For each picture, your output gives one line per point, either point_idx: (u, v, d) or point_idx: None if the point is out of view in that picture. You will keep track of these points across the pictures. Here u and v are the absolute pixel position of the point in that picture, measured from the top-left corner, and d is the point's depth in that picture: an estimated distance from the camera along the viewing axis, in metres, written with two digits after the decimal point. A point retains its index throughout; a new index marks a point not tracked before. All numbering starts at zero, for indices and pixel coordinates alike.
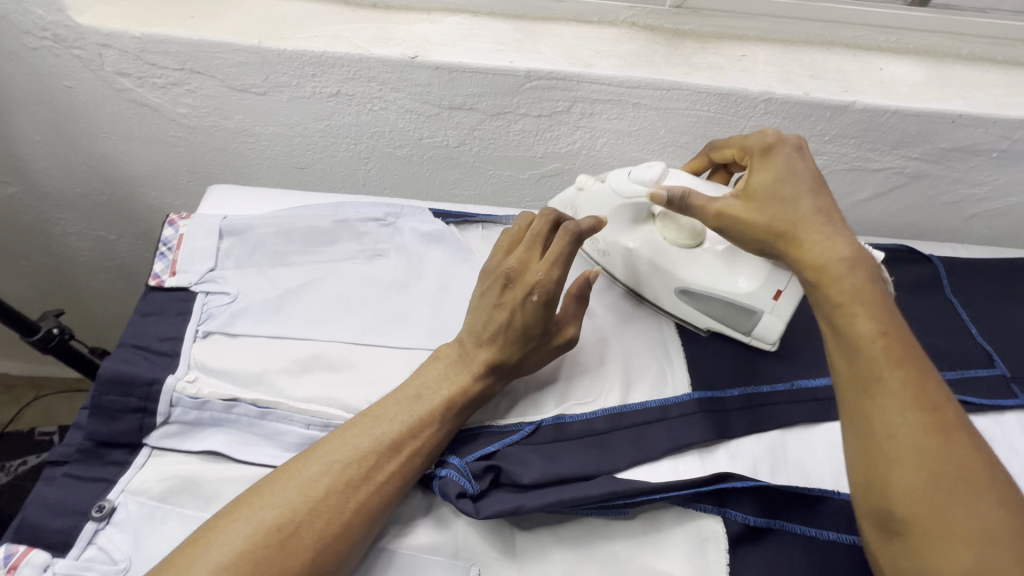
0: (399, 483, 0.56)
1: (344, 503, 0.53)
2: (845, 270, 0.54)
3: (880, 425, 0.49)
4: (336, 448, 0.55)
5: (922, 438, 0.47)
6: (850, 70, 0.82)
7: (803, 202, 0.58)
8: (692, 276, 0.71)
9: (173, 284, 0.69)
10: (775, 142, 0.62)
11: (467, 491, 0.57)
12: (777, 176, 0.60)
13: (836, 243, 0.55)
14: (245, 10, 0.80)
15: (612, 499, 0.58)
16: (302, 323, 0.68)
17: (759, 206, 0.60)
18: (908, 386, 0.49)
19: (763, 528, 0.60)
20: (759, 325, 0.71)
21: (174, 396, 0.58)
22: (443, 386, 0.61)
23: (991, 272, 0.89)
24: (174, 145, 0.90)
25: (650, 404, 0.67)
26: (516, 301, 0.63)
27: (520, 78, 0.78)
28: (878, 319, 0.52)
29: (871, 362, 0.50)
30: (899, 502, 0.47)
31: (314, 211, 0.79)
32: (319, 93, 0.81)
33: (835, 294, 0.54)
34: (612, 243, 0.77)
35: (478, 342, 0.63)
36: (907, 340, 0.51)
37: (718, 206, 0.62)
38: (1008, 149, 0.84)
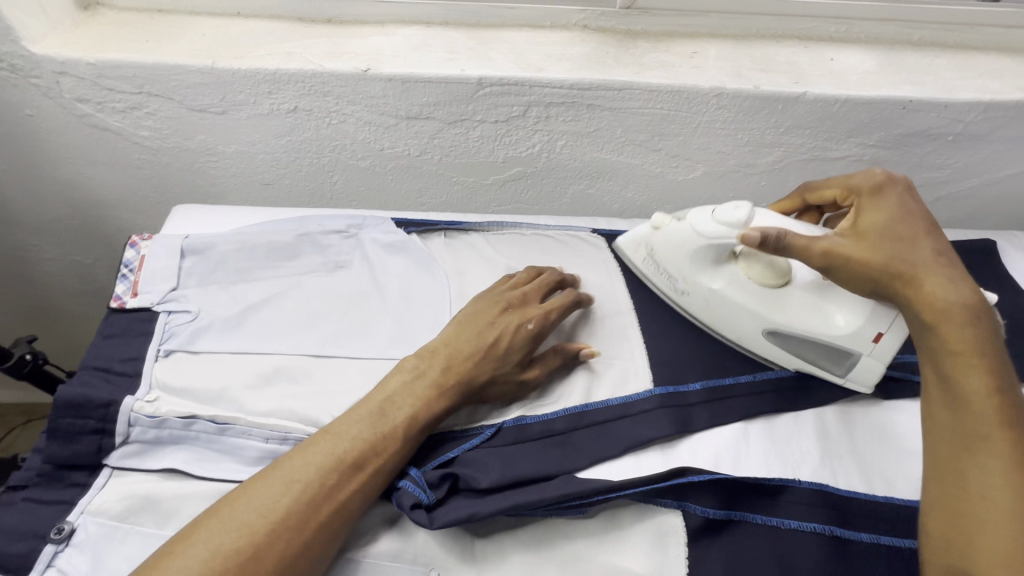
0: (360, 499, 0.55)
1: (304, 524, 0.52)
2: (967, 322, 0.52)
3: (976, 482, 0.48)
4: (295, 467, 0.54)
5: (1022, 503, 0.46)
6: (801, 62, 0.83)
7: (922, 246, 0.55)
8: (787, 317, 0.68)
9: (135, 304, 0.70)
10: (885, 182, 0.59)
11: (422, 500, 0.57)
12: (894, 216, 0.57)
13: (961, 290, 0.53)
14: (200, 32, 0.81)
15: (569, 500, 0.58)
16: (263, 338, 0.69)
17: (875, 245, 0.56)
18: (1012, 452, 0.48)
19: (723, 520, 0.60)
20: (856, 367, 0.68)
21: (132, 416, 0.59)
22: (409, 400, 0.61)
23: (957, 254, 0.89)
24: (139, 167, 0.92)
25: (611, 402, 0.67)
26: (510, 325, 0.68)
27: (473, 85, 0.79)
28: (994, 379, 0.50)
29: (979, 418, 0.50)
30: (983, 561, 0.46)
31: (276, 226, 0.80)
32: (276, 109, 0.82)
33: (953, 344, 0.52)
34: (692, 284, 0.74)
35: (454, 359, 0.64)
36: (1017, 404, 0.51)
37: (824, 245, 0.58)
38: (964, 132, 0.85)
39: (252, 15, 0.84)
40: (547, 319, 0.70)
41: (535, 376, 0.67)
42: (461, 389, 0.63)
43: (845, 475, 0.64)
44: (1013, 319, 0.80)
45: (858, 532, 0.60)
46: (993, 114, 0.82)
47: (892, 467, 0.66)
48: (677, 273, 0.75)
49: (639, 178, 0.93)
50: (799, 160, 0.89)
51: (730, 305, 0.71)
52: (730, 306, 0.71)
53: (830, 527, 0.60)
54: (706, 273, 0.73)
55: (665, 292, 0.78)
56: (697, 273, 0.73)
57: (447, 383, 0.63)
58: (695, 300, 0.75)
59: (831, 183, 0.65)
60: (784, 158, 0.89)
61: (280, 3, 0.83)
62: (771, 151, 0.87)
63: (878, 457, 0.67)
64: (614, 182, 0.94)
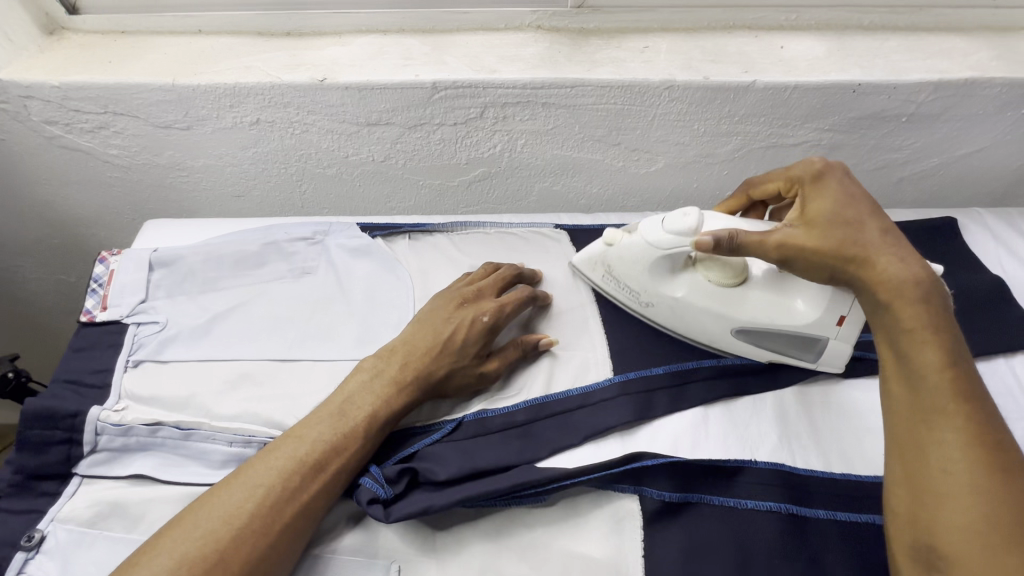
0: (324, 498, 0.57)
1: (270, 526, 0.53)
2: (917, 295, 0.51)
3: (936, 456, 0.47)
4: (257, 473, 0.56)
5: (981, 476, 0.45)
6: (751, 52, 0.85)
7: (870, 227, 0.54)
8: (749, 314, 0.69)
9: (104, 317, 0.72)
10: (825, 169, 0.59)
11: (381, 496, 0.59)
12: (842, 200, 0.56)
13: (912, 267, 0.52)
14: (163, 51, 0.83)
15: (521, 490, 0.60)
16: (230, 345, 0.71)
17: (825, 231, 0.55)
18: (969, 422, 0.47)
19: (680, 503, 0.60)
20: (825, 351, 0.69)
21: (99, 425, 0.61)
22: (367, 399, 0.62)
23: (919, 233, 0.90)
24: (112, 185, 0.94)
25: (572, 392, 0.68)
26: (466, 319, 0.69)
27: (428, 90, 0.80)
28: (946, 351, 0.49)
29: (935, 392, 0.48)
30: (948, 538, 0.44)
31: (243, 236, 0.82)
32: (240, 122, 0.85)
33: (905, 321, 0.51)
34: (655, 295, 0.73)
35: (410, 356, 0.66)
36: (971, 374, 0.49)
37: (777, 238, 0.57)
38: (917, 112, 0.86)
39: (213, 32, 0.87)
40: (502, 312, 0.71)
41: (493, 368, 0.68)
42: (420, 385, 0.65)
43: (803, 455, 0.65)
44: (975, 294, 0.81)
45: (816, 510, 0.61)
46: (943, 93, 0.83)
47: (849, 445, 0.67)
48: (637, 286, 0.74)
49: (602, 173, 0.94)
50: (757, 147, 0.90)
51: (694, 311, 0.71)
52: (695, 311, 0.72)
53: (787, 505, 0.61)
54: (665, 284, 0.72)
55: (627, 305, 0.77)
56: (655, 284, 0.72)
57: (404, 379, 0.65)
58: (660, 311, 0.74)
59: (773, 175, 0.66)
60: (743, 146, 0.90)
61: (240, 20, 0.86)
62: (729, 140, 0.88)
63: (836, 436, 0.68)
64: (578, 178, 0.95)
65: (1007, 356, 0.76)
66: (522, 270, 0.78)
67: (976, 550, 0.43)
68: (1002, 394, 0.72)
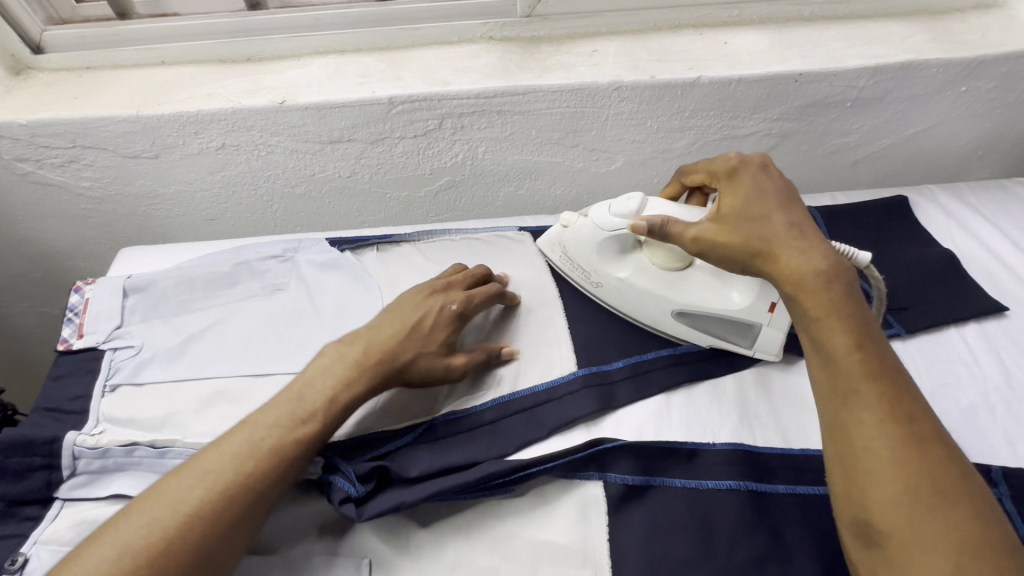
0: (275, 489, 0.56)
1: (217, 515, 0.52)
2: (821, 283, 0.54)
3: (857, 435, 0.49)
4: (208, 461, 0.55)
5: (900, 449, 0.47)
6: (696, 49, 0.88)
7: (775, 221, 0.59)
8: (688, 296, 0.72)
9: (81, 345, 0.74)
10: (738, 165, 0.64)
11: (352, 495, 0.61)
12: (748, 198, 0.61)
13: (814, 257, 0.56)
14: (127, 84, 0.86)
15: (489, 481, 0.62)
16: (203, 364, 0.73)
17: (734, 226, 0.60)
18: (883, 396, 0.50)
19: (644, 486, 0.63)
20: (759, 337, 0.72)
21: (76, 449, 0.63)
22: (329, 384, 0.62)
23: (873, 213, 0.93)
24: (87, 217, 0.96)
25: (538, 386, 0.71)
26: (435, 306, 0.70)
27: (385, 105, 0.83)
28: (855, 332, 0.52)
29: (848, 373, 0.51)
30: (877, 513, 0.47)
31: (214, 258, 0.84)
32: (205, 148, 0.87)
33: (813, 310, 0.54)
34: (603, 275, 0.77)
35: (376, 341, 0.66)
36: (882, 351, 0.52)
37: (694, 231, 0.63)
38: (860, 97, 0.89)
39: (176, 62, 0.89)
40: (471, 303, 0.73)
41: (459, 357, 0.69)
42: (385, 370, 0.64)
43: (762, 433, 0.68)
44: (926, 269, 0.84)
45: (775, 484, 0.63)
46: (882, 77, 0.86)
47: (805, 420, 0.69)
48: (589, 267, 0.78)
49: (563, 174, 0.97)
50: (711, 140, 0.93)
51: (638, 292, 0.75)
52: (638, 292, 0.75)
53: (747, 482, 0.63)
54: (615, 263, 0.76)
55: (581, 286, 0.81)
56: (604, 265, 0.77)
57: (368, 364, 0.64)
58: (608, 292, 0.78)
59: (699, 167, 0.71)
60: (697, 140, 0.93)
61: (201, 49, 0.88)
62: (682, 135, 0.91)
63: (794, 413, 0.70)
64: (541, 181, 0.98)
65: (959, 325, 0.79)
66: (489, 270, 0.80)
67: (904, 520, 0.45)
68: (954, 362, 0.75)
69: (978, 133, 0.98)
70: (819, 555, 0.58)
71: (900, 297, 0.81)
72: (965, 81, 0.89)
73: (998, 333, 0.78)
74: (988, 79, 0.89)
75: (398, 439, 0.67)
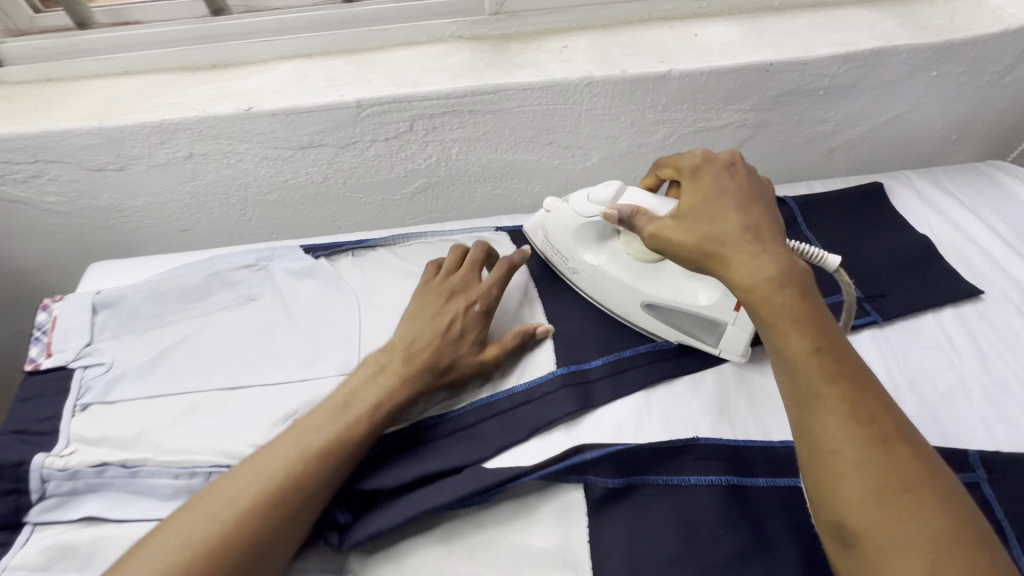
0: (320, 489, 0.57)
1: (273, 512, 0.54)
2: (774, 288, 0.53)
3: (823, 440, 0.49)
4: (263, 462, 0.57)
5: (865, 452, 0.47)
6: (667, 42, 0.87)
7: (729, 223, 0.57)
8: (656, 289, 0.72)
9: (49, 365, 0.72)
10: (702, 163, 0.63)
11: (337, 521, 0.61)
12: (704, 199, 0.60)
13: (765, 262, 0.54)
14: (88, 95, 0.84)
15: (468, 498, 0.60)
16: (176, 379, 0.71)
17: (690, 227, 0.59)
18: (844, 398, 0.49)
19: (625, 488, 0.62)
20: (724, 335, 0.71)
21: (44, 473, 0.62)
22: (371, 394, 0.63)
23: (849, 201, 0.93)
24: (56, 232, 0.95)
25: (517, 388, 0.70)
26: (460, 309, 0.71)
27: (354, 109, 0.82)
28: (812, 335, 0.51)
29: (809, 377, 0.50)
30: (849, 518, 0.46)
31: (186, 270, 0.82)
32: (173, 158, 0.85)
33: (769, 317, 0.53)
34: (579, 260, 0.78)
35: (410, 347, 0.68)
36: (841, 351, 0.52)
37: (652, 228, 0.62)
38: (832, 85, 0.89)
39: (139, 72, 0.88)
40: (492, 295, 0.73)
41: (491, 352, 0.70)
42: (426, 377, 0.66)
43: (743, 426, 0.67)
44: (902, 255, 0.84)
45: (755, 478, 0.63)
46: (853, 64, 0.86)
47: (785, 412, 0.69)
48: (567, 252, 0.79)
49: (540, 172, 0.96)
50: (685, 133, 0.93)
51: (610, 282, 0.75)
52: (612, 283, 0.75)
53: (727, 477, 0.63)
54: (591, 249, 0.77)
55: (561, 272, 0.82)
56: (581, 250, 0.77)
57: (408, 371, 0.66)
58: (583, 278, 0.78)
59: (670, 162, 0.69)
60: (671, 134, 0.92)
61: (164, 57, 0.87)
62: (656, 129, 0.91)
63: (774, 405, 0.70)
64: (518, 180, 0.97)
65: (936, 310, 0.79)
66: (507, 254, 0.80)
67: (877, 523, 0.45)
68: (932, 348, 0.75)
69: (950, 117, 0.98)
70: (801, 547, 0.58)
71: (877, 284, 0.81)
72: (936, 66, 0.89)
73: (975, 317, 0.78)
74: (959, 63, 0.89)
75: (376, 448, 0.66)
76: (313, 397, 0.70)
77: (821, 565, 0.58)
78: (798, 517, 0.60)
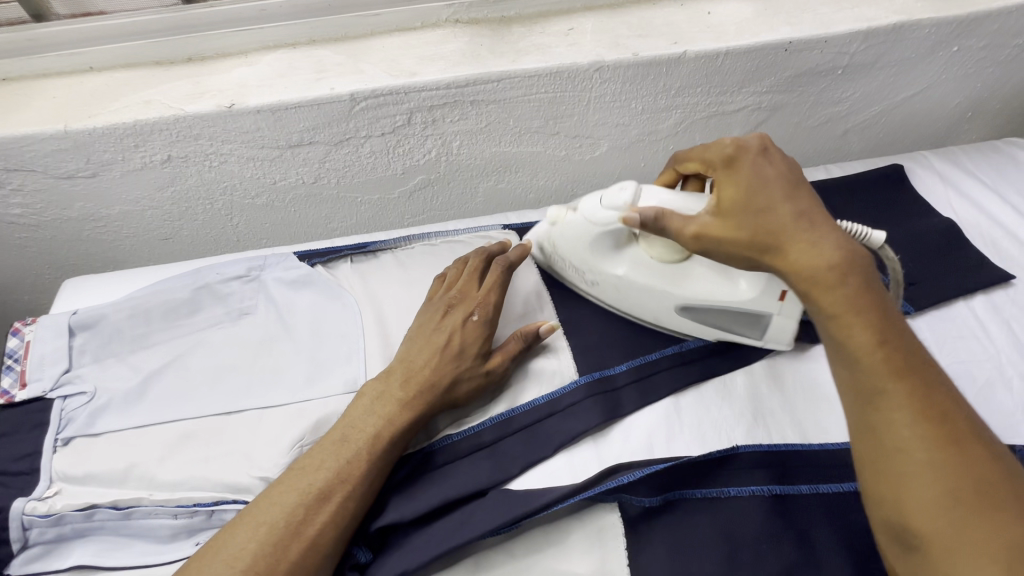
0: (333, 533, 0.54)
1: (275, 567, 0.50)
2: (837, 277, 0.48)
3: (888, 437, 0.45)
4: (262, 510, 0.53)
5: (935, 450, 0.43)
6: (678, 21, 0.82)
7: (782, 210, 0.52)
8: (693, 291, 0.66)
9: (25, 396, 0.65)
10: (735, 152, 0.56)
11: (358, 560, 0.57)
12: (748, 187, 0.53)
13: (827, 249, 0.49)
14: (50, 95, 0.76)
15: (497, 530, 0.56)
16: (166, 405, 0.65)
17: (737, 220, 0.53)
18: (911, 397, 0.45)
19: (661, 505, 0.58)
20: (769, 327, 0.67)
21: (26, 520, 0.57)
22: (369, 422, 0.59)
23: (868, 185, 0.89)
24: (25, 246, 0.88)
25: (539, 401, 0.65)
26: (457, 323, 0.66)
27: (347, 103, 0.75)
28: (876, 328, 0.47)
29: (871, 372, 0.46)
30: (918, 517, 0.43)
31: (172, 283, 0.76)
32: (149, 162, 0.78)
33: (828, 306, 0.48)
34: (598, 272, 0.71)
35: (411, 373, 0.62)
36: (908, 344, 0.47)
37: (694, 227, 0.56)
38: (851, 63, 0.84)
39: (106, 68, 0.80)
40: (490, 305, 0.67)
41: (498, 363, 0.65)
42: (427, 400, 0.61)
43: (779, 430, 0.64)
44: (929, 241, 0.81)
45: (798, 486, 0.59)
46: (874, 41, 0.82)
47: (820, 412, 0.66)
48: (581, 264, 0.72)
49: (546, 164, 0.91)
50: (699, 118, 0.88)
51: (638, 289, 0.69)
52: (639, 290, 0.69)
53: (770, 486, 0.59)
54: (609, 260, 0.70)
55: (576, 285, 0.75)
56: (599, 262, 0.70)
57: (408, 397, 0.61)
58: (606, 290, 0.72)
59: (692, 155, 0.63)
60: (684, 120, 0.87)
61: (134, 51, 0.79)
62: (668, 115, 0.86)
63: (810, 405, 0.66)
64: (523, 173, 0.91)
65: (966, 298, 0.76)
66: (502, 248, 0.74)
67: (948, 526, 0.42)
68: (966, 338, 0.72)
69: (969, 94, 0.94)
70: (850, 558, 0.55)
71: (906, 272, 0.78)
72: (957, 40, 0.85)
73: (1007, 303, 0.75)
74: (980, 36, 0.85)
75: (397, 471, 0.62)
76: (320, 420, 0.64)
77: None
78: (844, 525, 0.57)
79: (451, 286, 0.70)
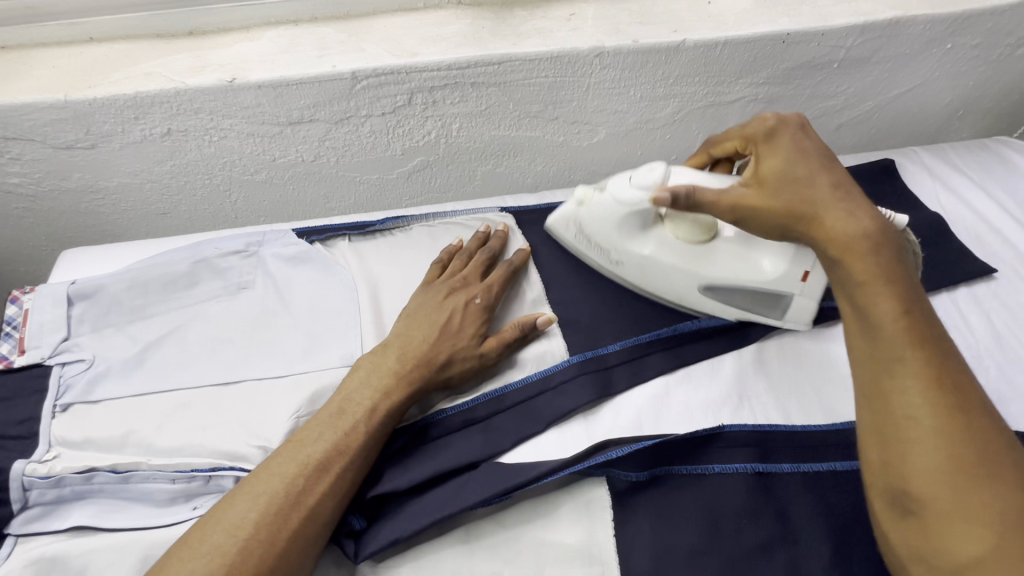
0: (333, 502, 0.55)
1: (276, 536, 0.52)
2: (868, 247, 0.50)
3: (897, 406, 0.46)
4: (261, 480, 0.54)
5: (943, 419, 0.44)
6: (678, 10, 0.83)
7: (818, 182, 0.54)
8: (718, 270, 0.69)
9: (23, 362, 0.66)
10: (777, 125, 0.58)
11: (353, 527, 0.58)
12: (789, 156, 0.56)
13: (861, 220, 0.51)
14: (49, 65, 0.76)
15: (489, 501, 0.58)
16: (165, 374, 0.66)
17: (773, 188, 0.55)
18: (926, 366, 0.46)
19: (648, 481, 0.60)
20: (790, 307, 0.70)
21: (26, 481, 0.58)
22: (367, 396, 0.60)
23: (859, 178, 0.91)
24: (22, 217, 0.88)
25: (532, 378, 0.67)
26: (459, 304, 0.68)
27: (348, 81, 0.76)
28: (899, 299, 0.48)
29: (891, 340, 0.47)
30: (919, 482, 0.44)
31: (171, 256, 0.76)
32: (149, 135, 0.78)
33: (857, 275, 0.50)
34: (625, 252, 0.72)
35: (411, 351, 0.64)
36: (928, 316, 0.49)
37: (729, 197, 0.58)
38: (848, 57, 0.86)
39: (105, 38, 0.80)
40: (492, 292, 0.70)
41: (496, 348, 0.66)
42: (423, 373, 0.63)
43: (763, 411, 0.66)
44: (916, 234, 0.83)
45: (781, 464, 0.61)
46: (869, 36, 0.83)
47: (802, 395, 0.68)
48: (608, 244, 0.73)
49: (544, 149, 0.92)
50: (697, 108, 0.89)
51: (664, 269, 0.71)
52: (664, 270, 0.71)
53: (754, 464, 0.61)
54: (636, 241, 0.71)
55: (601, 265, 0.76)
56: (625, 243, 0.72)
57: (406, 370, 0.62)
58: (630, 269, 0.73)
59: (731, 135, 0.64)
60: (680, 109, 0.88)
61: (134, 22, 0.79)
62: (666, 104, 0.87)
63: (793, 388, 0.68)
64: (521, 157, 0.92)
65: (949, 290, 0.78)
66: (502, 243, 0.78)
67: (946, 493, 0.43)
68: (948, 327, 0.74)
69: (959, 91, 0.96)
70: (827, 533, 0.57)
71: None
72: (951, 38, 0.86)
73: (987, 296, 0.77)
74: (973, 35, 0.87)
75: (392, 443, 0.63)
76: (316, 393, 0.65)
77: (846, 550, 0.57)
78: (822, 501, 0.59)
79: (454, 274, 0.72)
